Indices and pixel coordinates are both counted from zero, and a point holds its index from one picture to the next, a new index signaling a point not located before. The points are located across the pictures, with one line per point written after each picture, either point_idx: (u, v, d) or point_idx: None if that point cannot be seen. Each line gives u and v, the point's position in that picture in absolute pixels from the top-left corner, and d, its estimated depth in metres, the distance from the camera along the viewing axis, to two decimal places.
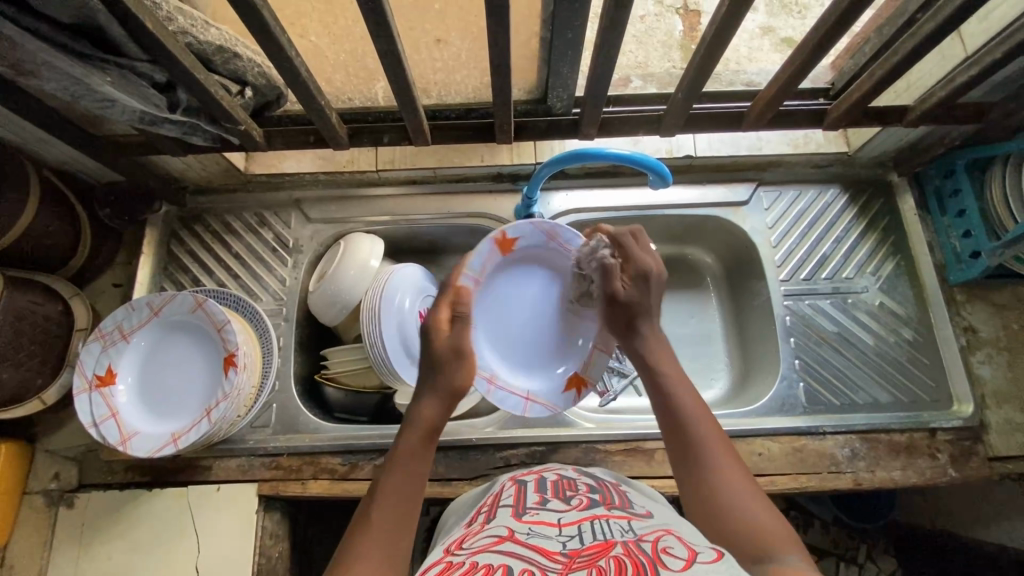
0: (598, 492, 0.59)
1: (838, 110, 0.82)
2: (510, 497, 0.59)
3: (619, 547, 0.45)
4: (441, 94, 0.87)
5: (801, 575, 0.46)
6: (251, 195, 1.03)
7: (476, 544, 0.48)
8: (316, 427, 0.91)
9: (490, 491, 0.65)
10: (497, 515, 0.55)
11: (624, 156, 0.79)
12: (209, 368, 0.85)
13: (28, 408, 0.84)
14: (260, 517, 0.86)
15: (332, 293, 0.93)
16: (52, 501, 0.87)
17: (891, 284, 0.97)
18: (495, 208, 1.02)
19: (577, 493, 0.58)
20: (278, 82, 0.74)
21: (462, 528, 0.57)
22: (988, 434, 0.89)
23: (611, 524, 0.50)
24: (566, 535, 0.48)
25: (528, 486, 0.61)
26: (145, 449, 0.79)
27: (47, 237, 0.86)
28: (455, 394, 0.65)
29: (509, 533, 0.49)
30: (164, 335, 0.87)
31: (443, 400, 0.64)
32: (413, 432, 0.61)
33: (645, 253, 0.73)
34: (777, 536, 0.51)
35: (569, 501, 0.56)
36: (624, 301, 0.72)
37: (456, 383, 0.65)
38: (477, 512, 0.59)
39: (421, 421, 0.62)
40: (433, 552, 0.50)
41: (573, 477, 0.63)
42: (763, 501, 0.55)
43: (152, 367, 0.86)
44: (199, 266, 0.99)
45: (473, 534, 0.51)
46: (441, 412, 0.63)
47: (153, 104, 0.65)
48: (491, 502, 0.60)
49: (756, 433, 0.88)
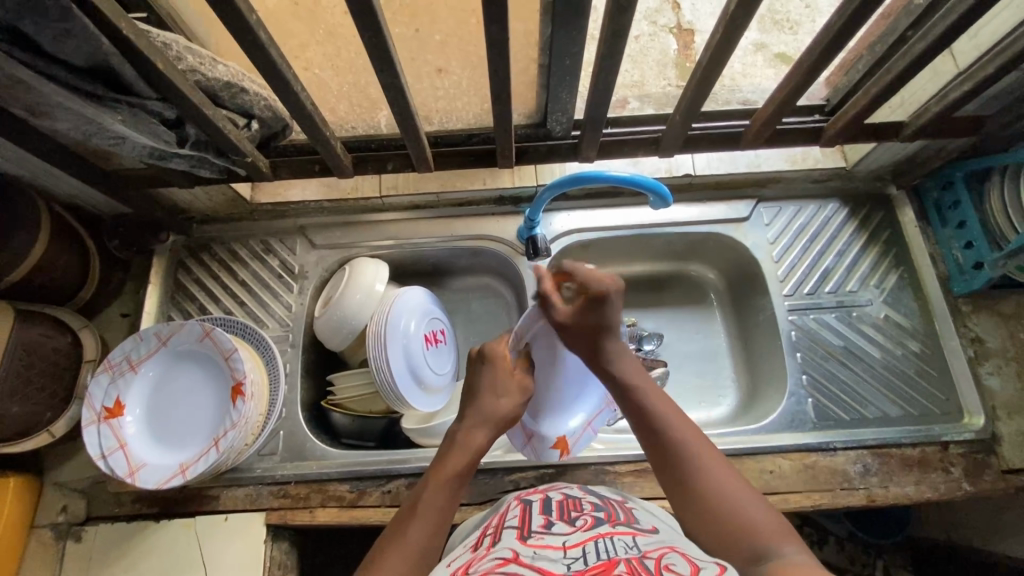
0: (603, 512, 0.59)
1: (834, 127, 0.83)
2: (516, 518, 0.58)
3: (622, 565, 0.45)
4: (442, 121, 0.89)
5: (796, 565, 0.49)
6: (257, 222, 1.04)
7: (482, 567, 0.48)
8: (323, 454, 0.90)
9: (495, 511, 0.65)
10: (502, 538, 0.54)
11: (624, 177, 0.79)
12: (216, 397, 0.85)
13: (37, 442, 0.84)
14: (268, 547, 0.86)
15: (337, 318, 0.94)
16: (60, 534, 0.87)
17: (895, 296, 0.97)
18: (499, 230, 1.03)
19: (582, 514, 0.58)
20: (283, 114, 0.77)
21: (468, 550, 0.56)
22: (1000, 446, 0.88)
23: (616, 541, 0.50)
24: (571, 558, 0.47)
25: (533, 507, 0.61)
26: (153, 480, 0.79)
27: (56, 271, 0.87)
28: (503, 425, 0.69)
29: (514, 556, 0.48)
30: (172, 363, 0.87)
31: (491, 430, 0.67)
32: (458, 454, 0.65)
33: (596, 274, 0.69)
34: (769, 531, 0.54)
35: (574, 522, 0.55)
36: (580, 328, 0.69)
37: (504, 416, 0.69)
38: (483, 534, 0.60)
39: (468, 451, 0.65)
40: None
41: (578, 496, 0.63)
42: (750, 496, 0.58)
43: (160, 395, 0.86)
44: (205, 294, 1.00)
45: (480, 558, 0.51)
46: (486, 441, 0.67)
47: (162, 140, 0.67)
48: (497, 525, 0.60)
49: (766, 451, 0.88)
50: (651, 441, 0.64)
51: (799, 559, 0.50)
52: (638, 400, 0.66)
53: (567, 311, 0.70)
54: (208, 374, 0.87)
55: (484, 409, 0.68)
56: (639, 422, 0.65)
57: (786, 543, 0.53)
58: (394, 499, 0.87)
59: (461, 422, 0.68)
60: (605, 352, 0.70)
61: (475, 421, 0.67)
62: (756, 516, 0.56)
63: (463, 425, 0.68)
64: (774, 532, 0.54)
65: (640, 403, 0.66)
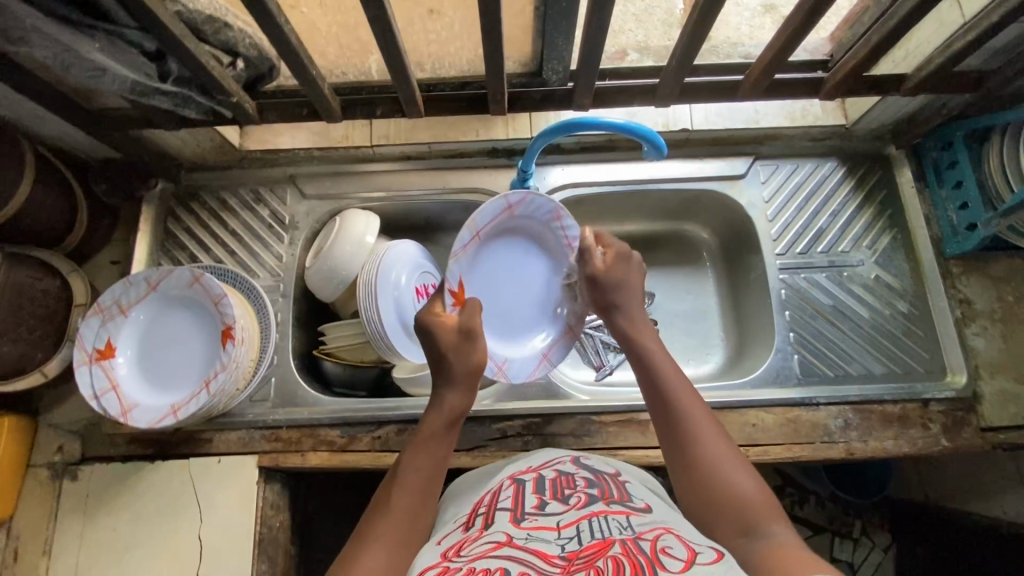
0: (596, 487, 0.59)
1: (834, 79, 0.81)
2: (508, 498, 0.58)
3: (617, 545, 0.47)
4: (435, 68, 0.88)
5: (783, 543, 0.50)
6: (247, 171, 1.03)
7: (474, 550, 0.49)
8: (314, 401, 0.92)
9: (488, 489, 0.65)
10: (495, 518, 0.55)
11: (618, 124, 0.78)
12: (200, 355, 0.85)
13: (30, 381, 0.85)
14: (260, 488, 0.88)
15: (327, 269, 0.94)
16: (57, 473, 0.89)
17: (886, 257, 0.97)
18: (492, 183, 1.02)
19: (576, 491, 0.58)
20: (269, 53, 0.74)
21: (461, 527, 0.57)
22: (980, 404, 0.89)
23: (610, 521, 0.51)
24: (565, 538, 0.50)
25: (526, 486, 0.61)
26: (146, 419, 0.80)
27: (42, 213, 0.86)
28: (476, 382, 0.69)
29: (507, 539, 0.50)
30: (152, 324, 0.87)
31: (466, 390, 0.68)
32: (436, 417, 0.66)
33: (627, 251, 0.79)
34: (757, 505, 0.55)
35: (567, 500, 0.57)
36: (608, 280, 0.76)
37: (476, 373, 0.69)
38: (474, 511, 0.59)
39: (446, 409, 0.66)
40: (431, 556, 0.52)
41: (572, 472, 0.63)
42: (742, 469, 0.58)
43: (142, 354, 0.85)
44: (195, 244, 1.00)
45: (472, 539, 0.52)
46: (463, 400, 0.67)
47: (143, 73, 0.66)
48: (488, 502, 0.60)
49: (750, 404, 0.89)
50: (655, 402, 0.66)
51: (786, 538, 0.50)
52: (650, 363, 0.68)
53: (602, 263, 0.78)
54: (188, 335, 0.86)
55: (450, 370, 0.68)
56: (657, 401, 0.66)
57: (773, 519, 0.53)
58: (383, 444, 0.89)
59: (439, 385, 0.69)
60: (619, 307, 0.74)
61: (445, 384, 0.68)
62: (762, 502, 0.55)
63: (439, 388, 0.68)
64: (763, 506, 0.55)
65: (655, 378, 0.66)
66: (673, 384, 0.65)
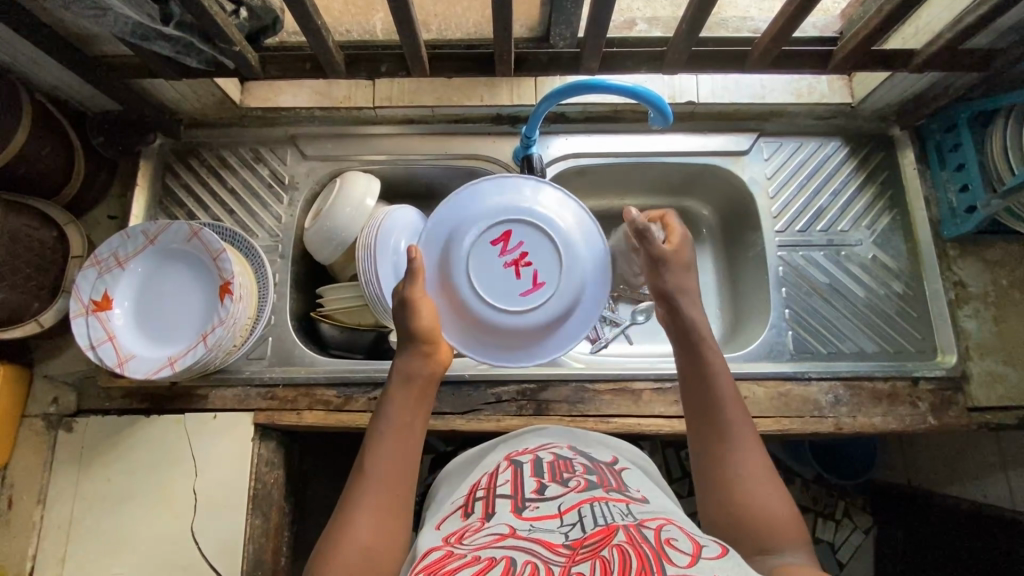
0: (594, 474, 0.61)
1: (843, 52, 0.80)
2: (507, 483, 0.59)
3: (621, 533, 0.48)
4: (441, 28, 0.87)
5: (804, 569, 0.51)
6: (247, 129, 1.01)
7: (478, 540, 0.50)
8: (311, 361, 0.92)
9: (483, 469, 0.66)
10: (496, 505, 0.56)
11: (628, 87, 0.77)
12: (189, 311, 0.85)
13: (24, 330, 0.84)
14: (256, 445, 0.88)
15: (327, 230, 0.93)
16: (51, 424, 0.89)
17: (885, 238, 0.98)
18: (495, 150, 1.01)
19: (574, 475, 0.60)
20: (273, 4, 0.73)
21: (461, 510, 0.58)
22: (968, 385, 0.90)
23: (611, 507, 0.53)
24: (568, 525, 0.51)
25: (524, 470, 0.62)
26: (143, 370, 0.80)
27: (40, 162, 0.85)
28: (429, 343, 0.67)
29: (511, 531, 0.51)
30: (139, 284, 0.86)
31: (418, 351, 0.67)
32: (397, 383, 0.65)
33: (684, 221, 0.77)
34: (784, 530, 0.55)
35: (567, 483, 0.58)
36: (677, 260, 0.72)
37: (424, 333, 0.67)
38: (472, 496, 0.60)
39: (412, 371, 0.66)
40: (433, 539, 0.53)
41: (569, 457, 0.65)
42: (777, 492, 0.58)
43: (135, 317, 0.85)
44: (193, 200, 0.99)
45: (473, 528, 0.53)
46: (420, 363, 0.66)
47: (146, 14, 0.66)
48: (485, 484, 0.61)
49: (743, 377, 0.90)
50: (701, 408, 0.63)
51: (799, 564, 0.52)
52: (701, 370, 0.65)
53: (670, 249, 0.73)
54: (173, 291, 0.86)
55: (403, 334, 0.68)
56: (693, 400, 0.64)
57: (793, 545, 0.54)
58: None
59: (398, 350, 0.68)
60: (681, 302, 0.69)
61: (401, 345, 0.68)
62: (783, 515, 0.56)
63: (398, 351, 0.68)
64: (790, 532, 0.55)
65: (706, 384, 0.64)
66: (723, 394, 0.63)
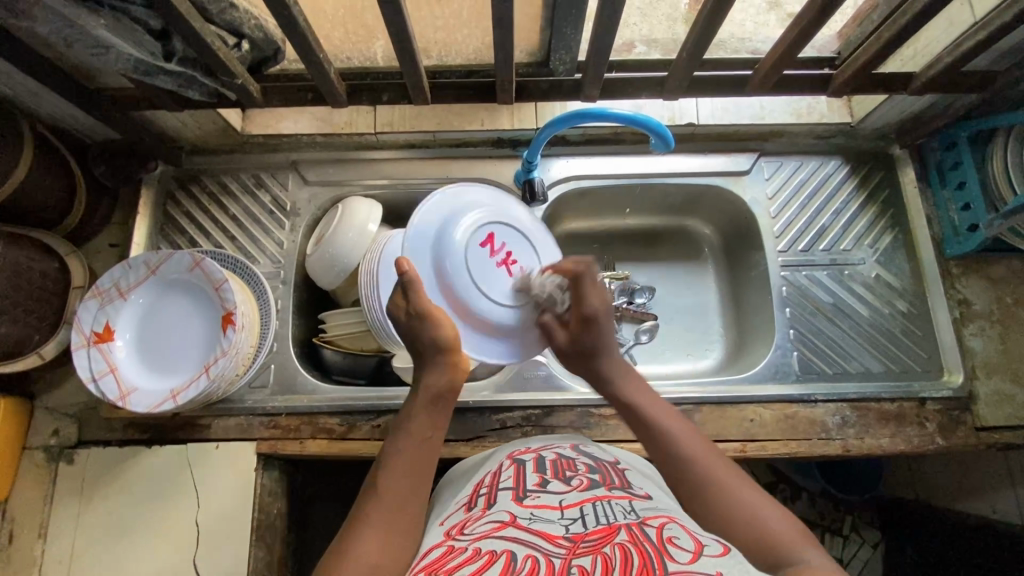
0: (597, 474, 0.60)
1: (843, 76, 0.81)
2: (509, 478, 0.59)
3: (623, 531, 0.46)
4: (441, 55, 0.85)
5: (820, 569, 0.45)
6: (249, 155, 1.02)
7: (478, 528, 0.50)
8: (313, 388, 0.91)
9: (487, 468, 0.66)
10: (498, 496, 0.55)
11: (627, 116, 0.77)
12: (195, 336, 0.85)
13: (24, 363, 0.84)
14: (259, 474, 0.88)
15: (330, 256, 0.93)
16: (52, 457, 0.88)
17: (888, 257, 0.98)
18: (496, 174, 1.01)
19: (577, 474, 0.59)
20: (275, 36, 0.73)
21: (462, 507, 0.57)
22: (976, 405, 0.90)
23: (613, 505, 0.52)
24: (568, 518, 0.50)
25: (527, 466, 0.62)
26: (145, 404, 0.80)
27: (42, 194, 0.85)
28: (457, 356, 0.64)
29: (511, 518, 0.50)
30: (141, 311, 0.85)
31: (445, 363, 0.63)
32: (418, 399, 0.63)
33: (595, 294, 0.69)
34: (788, 539, 0.50)
35: (569, 482, 0.57)
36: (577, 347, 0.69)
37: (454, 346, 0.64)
38: (475, 493, 0.59)
39: (425, 389, 0.63)
40: (436, 535, 0.53)
41: (572, 457, 0.64)
42: (769, 504, 0.53)
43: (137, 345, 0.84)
44: (195, 227, 0.99)
45: (475, 518, 0.52)
46: (447, 378, 0.63)
47: (147, 51, 0.65)
48: (489, 481, 0.61)
49: (749, 400, 0.90)
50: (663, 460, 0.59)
51: (819, 563, 0.46)
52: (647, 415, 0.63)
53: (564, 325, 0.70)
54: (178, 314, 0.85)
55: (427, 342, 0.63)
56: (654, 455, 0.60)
57: (805, 549, 0.49)
58: (382, 433, 0.89)
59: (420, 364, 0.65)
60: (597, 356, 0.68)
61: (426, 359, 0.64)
62: (780, 527, 0.51)
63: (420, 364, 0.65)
64: (795, 539, 0.50)
65: (655, 430, 0.61)
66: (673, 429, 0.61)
